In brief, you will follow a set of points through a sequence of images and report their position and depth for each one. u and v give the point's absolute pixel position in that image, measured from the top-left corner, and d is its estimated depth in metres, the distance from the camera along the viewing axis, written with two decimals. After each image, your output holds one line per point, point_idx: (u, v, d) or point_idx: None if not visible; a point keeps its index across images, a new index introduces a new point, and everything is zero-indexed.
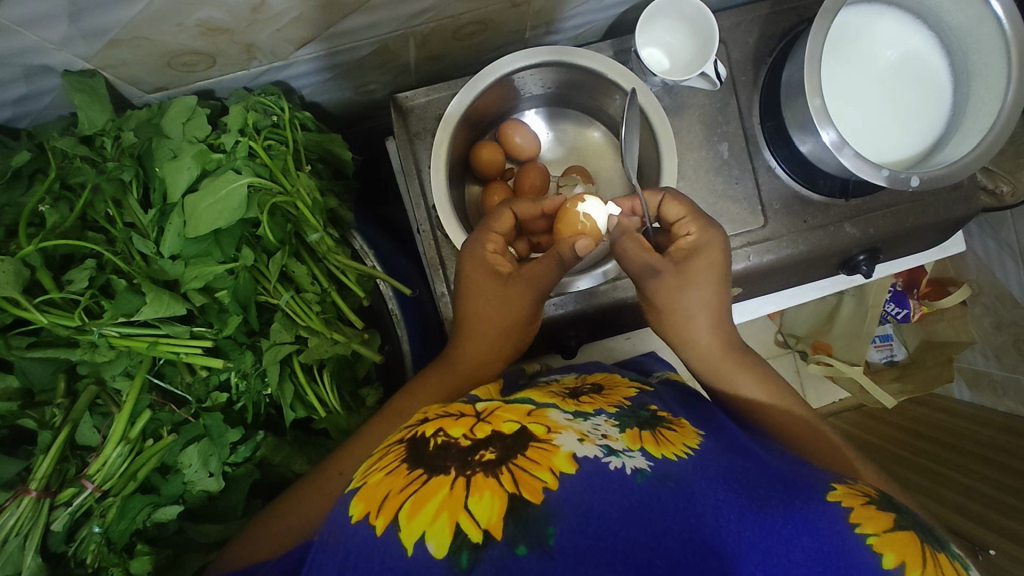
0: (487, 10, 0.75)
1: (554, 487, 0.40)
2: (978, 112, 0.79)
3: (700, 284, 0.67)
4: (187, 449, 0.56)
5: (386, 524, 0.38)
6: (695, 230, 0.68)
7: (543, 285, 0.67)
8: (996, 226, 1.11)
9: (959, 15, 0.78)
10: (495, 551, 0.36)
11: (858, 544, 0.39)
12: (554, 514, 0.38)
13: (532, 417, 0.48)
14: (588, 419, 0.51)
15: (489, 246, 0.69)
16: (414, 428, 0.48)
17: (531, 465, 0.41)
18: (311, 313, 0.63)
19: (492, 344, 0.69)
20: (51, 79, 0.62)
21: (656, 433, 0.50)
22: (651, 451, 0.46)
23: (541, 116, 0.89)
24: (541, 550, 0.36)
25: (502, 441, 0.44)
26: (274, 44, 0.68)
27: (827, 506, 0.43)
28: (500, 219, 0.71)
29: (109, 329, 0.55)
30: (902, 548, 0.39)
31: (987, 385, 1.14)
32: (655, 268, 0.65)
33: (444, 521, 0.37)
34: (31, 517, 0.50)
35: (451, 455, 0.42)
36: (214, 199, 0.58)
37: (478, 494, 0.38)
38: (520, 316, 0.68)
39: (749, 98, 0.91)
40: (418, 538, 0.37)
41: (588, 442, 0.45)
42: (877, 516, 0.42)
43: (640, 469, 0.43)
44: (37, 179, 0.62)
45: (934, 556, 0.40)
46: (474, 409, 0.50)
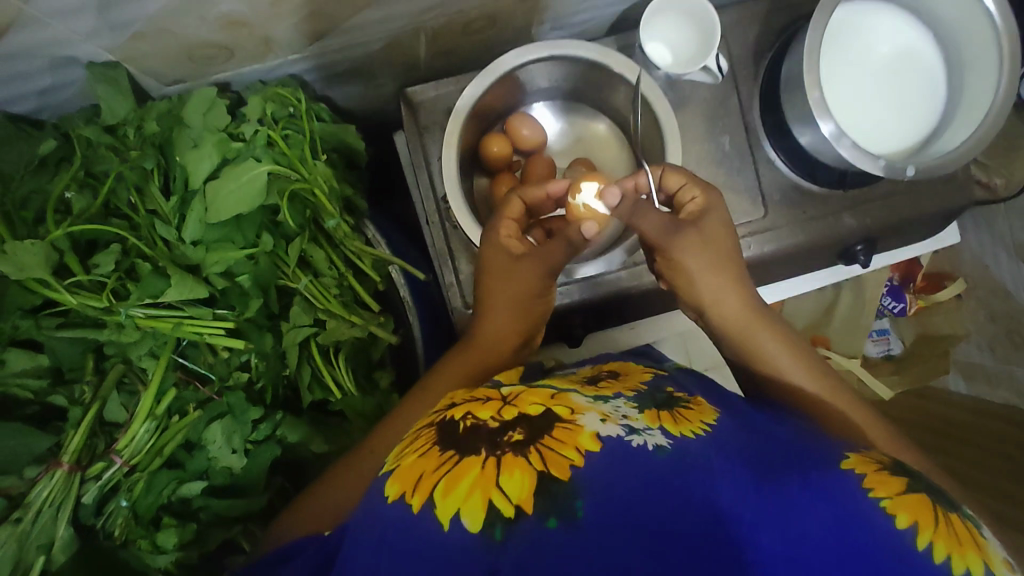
0: (495, 6, 0.77)
1: (580, 464, 0.42)
2: (972, 104, 0.81)
3: (717, 243, 0.69)
4: (212, 426, 0.58)
5: (422, 502, 0.41)
6: (699, 194, 0.70)
7: (556, 264, 0.69)
8: (990, 220, 1.17)
9: (952, 10, 0.81)
10: (526, 525, 0.38)
11: (872, 507, 0.41)
12: (581, 489, 0.40)
13: (555, 400, 0.50)
14: (608, 402, 0.53)
15: (504, 232, 0.71)
16: (444, 413, 0.51)
17: (558, 444, 0.43)
18: (329, 296, 0.66)
19: (509, 318, 0.70)
20: (75, 71, 0.64)
21: (673, 412, 0.52)
22: (669, 429, 0.48)
23: (549, 109, 0.91)
24: (570, 522, 0.39)
25: (529, 422, 0.46)
26: (291, 38, 0.70)
27: (841, 475, 0.45)
28: (511, 206, 0.74)
29: (136, 310, 0.57)
30: (915, 509, 0.41)
31: (982, 377, 1.15)
32: (677, 224, 0.67)
33: (477, 498, 0.39)
34: (63, 489, 0.52)
35: (481, 436, 0.44)
36: (236, 184, 0.60)
37: (508, 472, 0.40)
38: (533, 292, 0.69)
39: (749, 92, 0.93)
40: (453, 514, 0.39)
41: (610, 421, 0.47)
42: (889, 481, 0.44)
43: (661, 445, 0.45)
44: (62, 167, 0.63)
45: (946, 517, 0.41)
46: (500, 395, 0.53)
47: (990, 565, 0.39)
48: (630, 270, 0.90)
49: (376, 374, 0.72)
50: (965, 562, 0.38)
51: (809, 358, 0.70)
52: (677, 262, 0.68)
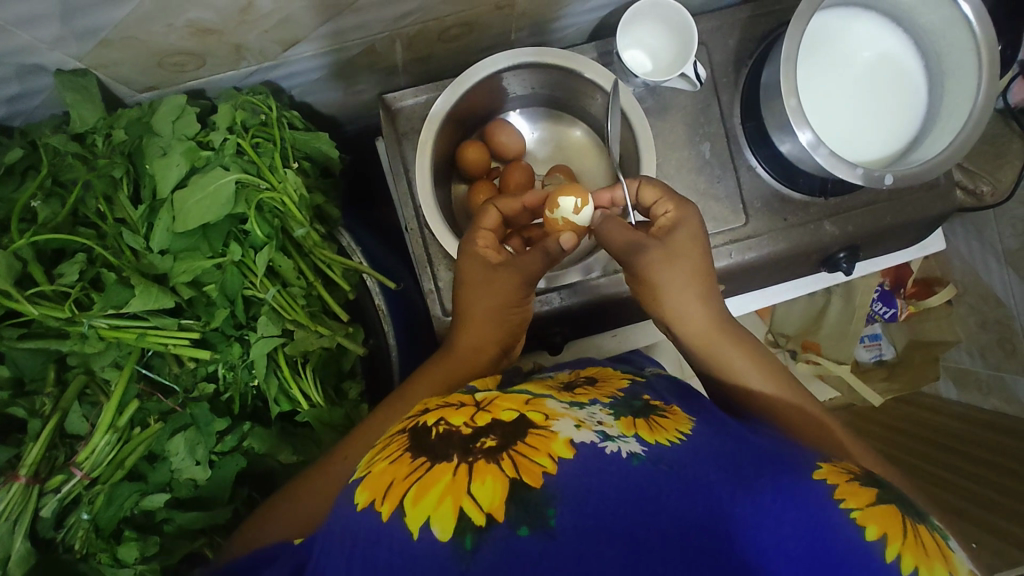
0: (470, 13, 0.77)
1: (553, 471, 0.42)
2: (952, 111, 0.81)
3: (686, 258, 0.67)
4: (174, 438, 0.57)
5: (391, 510, 0.41)
6: (672, 209, 0.70)
7: (534, 274, 0.68)
8: (979, 226, 1.13)
9: (932, 17, 0.80)
10: (498, 532, 0.38)
11: (842, 519, 0.41)
12: (555, 497, 0.40)
13: (530, 405, 0.50)
14: (584, 408, 0.53)
15: (481, 242, 0.72)
16: (416, 418, 0.50)
17: (531, 451, 0.43)
18: (297, 306, 0.65)
19: (488, 330, 0.70)
20: (43, 79, 0.64)
21: (650, 420, 0.51)
22: (645, 436, 0.48)
23: (524, 117, 0.91)
24: (542, 531, 0.38)
25: (501, 428, 0.46)
26: (263, 45, 0.69)
27: (813, 483, 0.44)
28: (487, 217, 0.75)
29: (99, 321, 0.56)
30: (884, 520, 0.40)
31: (974, 384, 1.15)
32: (638, 244, 0.67)
33: (448, 506, 0.39)
34: (20, 501, 0.51)
35: (453, 443, 0.44)
36: (202, 194, 0.60)
37: (480, 479, 0.40)
38: (510, 303, 0.69)
39: (730, 99, 0.92)
40: (423, 522, 0.39)
41: (585, 428, 0.47)
42: (860, 491, 0.43)
43: (635, 453, 0.45)
44: (29, 175, 0.63)
45: (915, 527, 0.41)
46: (474, 398, 0.52)
47: None
48: (613, 277, 0.90)
49: (346, 384, 0.72)
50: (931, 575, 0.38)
51: (776, 368, 0.69)
52: (646, 278, 0.68)
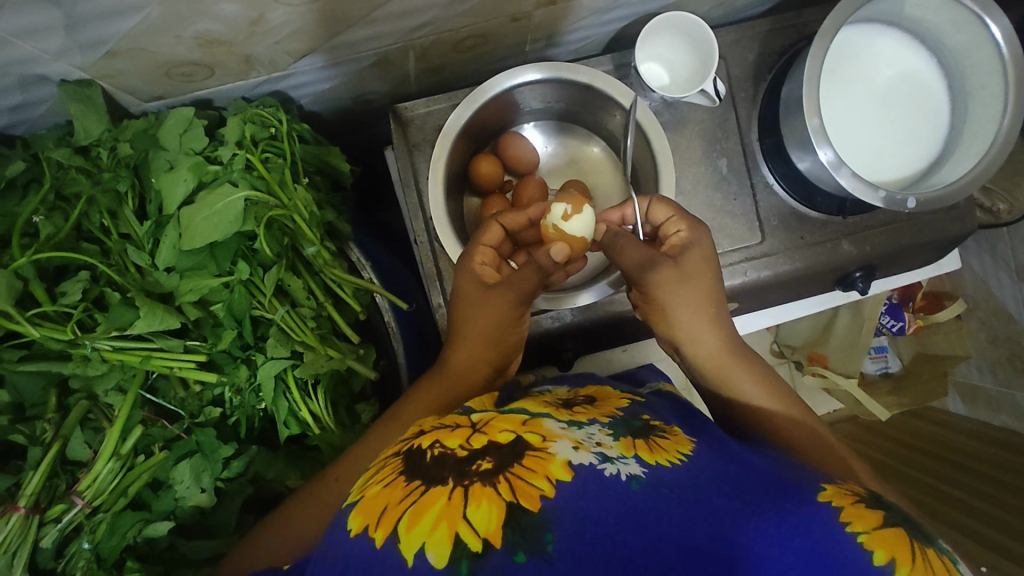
0: (486, 25, 0.75)
1: (551, 495, 0.40)
2: (975, 133, 0.79)
3: (697, 280, 0.66)
4: (179, 465, 0.56)
5: (385, 537, 0.39)
6: (685, 229, 0.68)
7: (529, 291, 0.66)
8: (992, 243, 1.12)
9: (958, 37, 0.78)
10: (495, 559, 0.37)
11: (848, 542, 0.40)
12: (552, 521, 0.39)
13: (527, 426, 0.48)
14: (582, 428, 0.51)
15: (478, 258, 0.70)
16: (411, 440, 0.48)
17: (527, 473, 0.42)
18: (306, 328, 0.63)
19: (480, 349, 0.67)
20: (47, 88, 0.62)
21: (649, 441, 0.50)
22: (645, 458, 0.47)
23: (539, 129, 0.89)
24: (540, 557, 0.37)
25: (498, 451, 0.44)
26: (273, 56, 0.68)
27: (818, 505, 0.43)
28: (489, 232, 0.72)
29: (103, 343, 0.55)
30: (892, 545, 0.39)
31: (982, 400, 1.15)
32: (653, 259, 0.65)
33: (443, 531, 0.38)
34: (19, 534, 0.49)
35: (448, 466, 0.43)
36: (209, 212, 0.58)
37: (476, 503, 0.39)
38: (505, 323, 0.67)
39: (748, 114, 0.91)
40: (417, 549, 0.37)
41: (582, 449, 0.46)
42: (866, 514, 0.42)
43: (634, 476, 0.44)
44: (31, 188, 0.61)
45: (923, 552, 0.40)
46: (470, 420, 0.51)
47: None
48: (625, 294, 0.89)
49: (358, 406, 0.71)
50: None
51: (785, 393, 0.67)
52: (656, 298, 0.66)
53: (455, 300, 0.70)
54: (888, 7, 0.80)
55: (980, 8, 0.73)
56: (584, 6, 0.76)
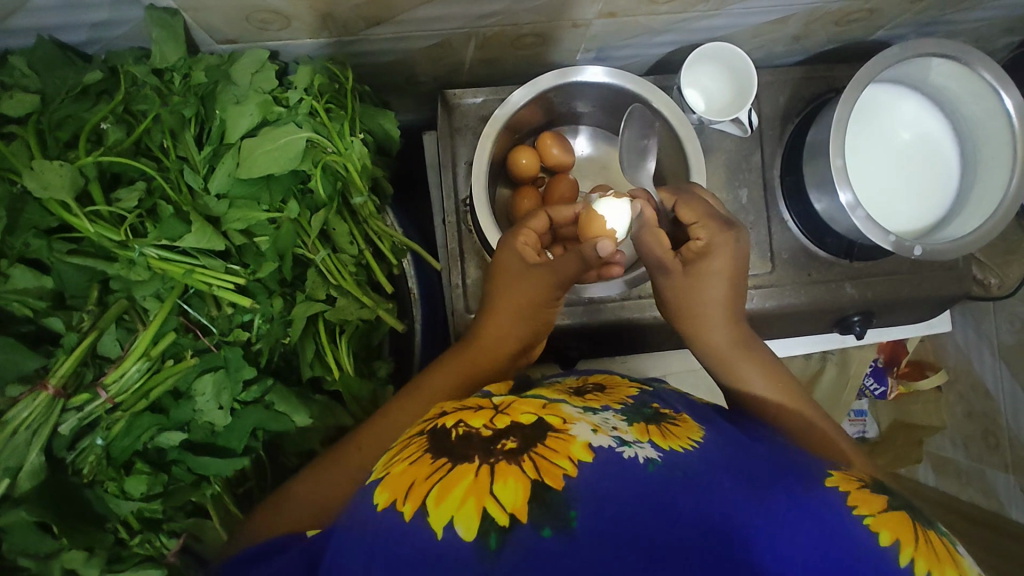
0: (548, 25, 0.79)
1: (574, 474, 0.42)
2: (981, 198, 0.85)
3: (714, 284, 0.69)
4: (203, 377, 0.57)
5: (414, 510, 0.40)
6: (705, 236, 0.70)
7: (569, 277, 0.66)
8: (977, 318, 1.17)
9: (974, 107, 0.84)
10: (521, 533, 0.38)
11: (855, 524, 0.43)
12: (575, 500, 0.40)
13: (547, 409, 0.50)
14: (598, 413, 0.53)
15: (522, 240, 0.71)
16: (434, 420, 0.49)
17: (550, 453, 0.43)
18: (344, 272, 0.67)
19: (515, 318, 0.68)
20: (134, 11, 0.62)
21: (661, 426, 0.51)
22: (658, 443, 0.48)
23: (577, 133, 0.94)
24: (564, 532, 0.38)
25: (521, 431, 0.46)
26: (350, 18, 0.70)
27: (825, 491, 0.46)
28: (535, 219, 0.75)
29: (150, 250, 0.57)
30: (895, 527, 0.42)
31: (953, 472, 1.19)
32: (664, 265, 0.70)
33: (472, 505, 0.39)
34: (42, 414, 0.51)
35: (473, 444, 0.44)
36: (271, 146, 0.61)
37: (503, 480, 0.40)
38: (542, 301, 0.68)
39: (773, 152, 0.96)
40: (447, 523, 0.39)
41: (601, 432, 0.47)
42: (871, 499, 0.45)
43: (651, 459, 0.45)
44: (102, 99, 0.63)
45: (925, 533, 0.43)
46: (491, 402, 0.52)
47: None
48: (636, 301, 0.92)
49: (375, 362, 0.73)
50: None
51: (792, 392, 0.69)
52: (664, 297, 0.72)
53: (495, 275, 0.71)
54: (914, 71, 0.86)
55: (997, 82, 0.79)
56: (640, 23, 0.82)
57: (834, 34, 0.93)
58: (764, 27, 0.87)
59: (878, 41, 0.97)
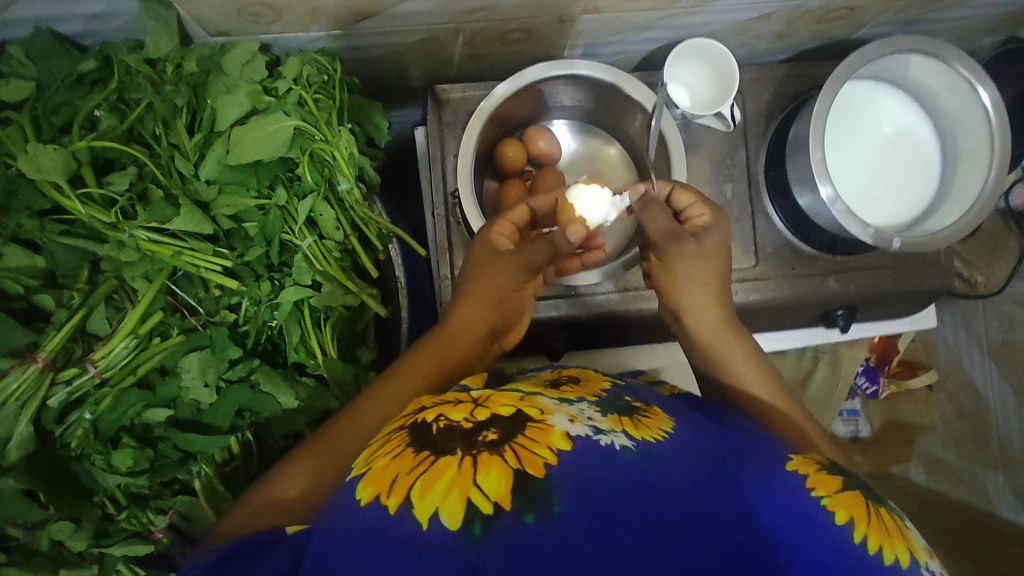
0: (533, 21, 0.81)
1: (555, 462, 0.42)
2: (960, 192, 0.86)
3: (713, 259, 0.72)
4: (188, 356, 0.59)
5: (399, 503, 0.40)
6: (708, 214, 0.74)
7: (538, 263, 0.70)
8: (967, 317, 1.18)
9: (953, 101, 0.86)
10: (506, 520, 0.38)
11: (816, 504, 0.45)
12: (557, 486, 0.40)
13: (525, 402, 0.50)
14: (574, 404, 0.54)
15: (497, 228, 0.75)
16: (413, 415, 0.49)
17: (531, 442, 0.43)
18: (330, 258, 0.69)
19: (486, 306, 0.71)
20: (128, 3, 0.64)
21: (633, 417, 0.53)
22: (632, 432, 0.49)
23: (564, 127, 0.95)
24: (549, 517, 0.39)
25: (501, 423, 0.46)
26: (338, 12, 0.72)
27: (786, 473, 0.48)
28: (517, 210, 0.77)
29: (139, 232, 0.58)
30: (850, 506, 0.45)
31: (943, 470, 1.19)
32: (677, 233, 0.72)
33: (456, 495, 0.39)
34: (32, 385, 0.53)
35: (456, 437, 0.43)
36: (260, 133, 0.62)
37: (486, 470, 0.40)
38: (509, 287, 0.71)
39: (757, 147, 0.97)
40: (432, 513, 0.38)
41: (578, 422, 0.48)
42: (828, 480, 0.48)
43: (627, 446, 0.46)
44: (96, 87, 0.65)
45: (877, 510, 0.46)
46: (470, 396, 0.52)
47: (913, 554, 0.44)
48: (622, 294, 0.93)
49: (359, 348, 0.75)
50: (894, 553, 0.43)
51: (771, 377, 0.71)
52: (671, 266, 0.73)
53: (471, 260, 0.74)
54: (894, 68, 0.88)
55: (974, 77, 0.81)
56: (625, 19, 0.83)
57: (816, 32, 0.95)
58: (748, 23, 0.89)
59: (862, 39, 0.99)
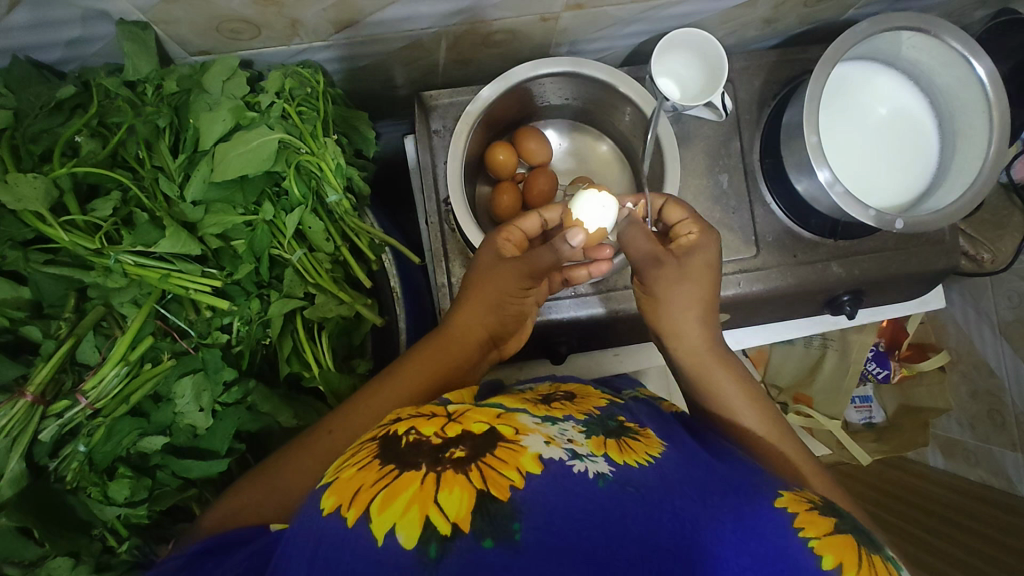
0: (517, 20, 0.80)
1: (521, 486, 0.41)
2: (961, 168, 0.84)
3: (696, 281, 0.69)
4: (182, 380, 0.58)
5: (357, 516, 0.39)
6: (696, 232, 0.72)
7: (540, 268, 0.69)
8: (977, 296, 1.15)
9: (947, 77, 0.84)
10: (462, 544, 0.38)
11: (800, 547, 0.43)
12: (520, 511, 0.40)
13: (501, 419, 0.50)
14: (556, 424, 0.53)
15: (503, 235, 0.74)
16: (387, 426, 0.48)
17: (499, 463, 0.43)
18: (322, 271, 0.68)
19: (483, 311, 0.70)
20: (105, 26, 0.63)
21: (621, 440, 0.52)
22: (614, 457, 0.48)
23: (554, 127, 0.95)
24: (507, 544, 0.38)
25: (472, 440, 0.45)
26: (318, 24, 0.71)
27: (773, 511, 0.46)
28: (527, 219, 0.76)
29: (126, 257, 0.58)
30: (840, 550, 0.43)
31: (961, 454, 1.15)
32: (657, 258, 0.68)
33: (415, 514, 0.38)
34: (22, 420, 0.52)
35: (422, 452, 0.43)
36: (243, 148, 0.61)
37: (448, 489, 0.40)
38: (510, 293, 0.70)
39: (751, 136, 0.96)
40: (388, 529, 0.38)
41: (554, 444, 0.47)
42: (819, 521, 0.46)
43: (602, 474, 0.45)
44: (77, 113, 0.64)
45: (871, 558, 0.43)
46: (446, 409, 0.51)
47: None
48: (623, 292, 0.92)
49: (354, 360, 0.74)
50: None
51: (765, 405, 0.69)
52: (651, 291, 0.70)
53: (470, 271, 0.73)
54: (885, 47, 0.87)
55: (968, 51, 0.79)
56: (609, 14, 0.82)
57: (804, 16, 0.93)
58: (733, 11, 0.88)
59: (851, 21, 0.98)
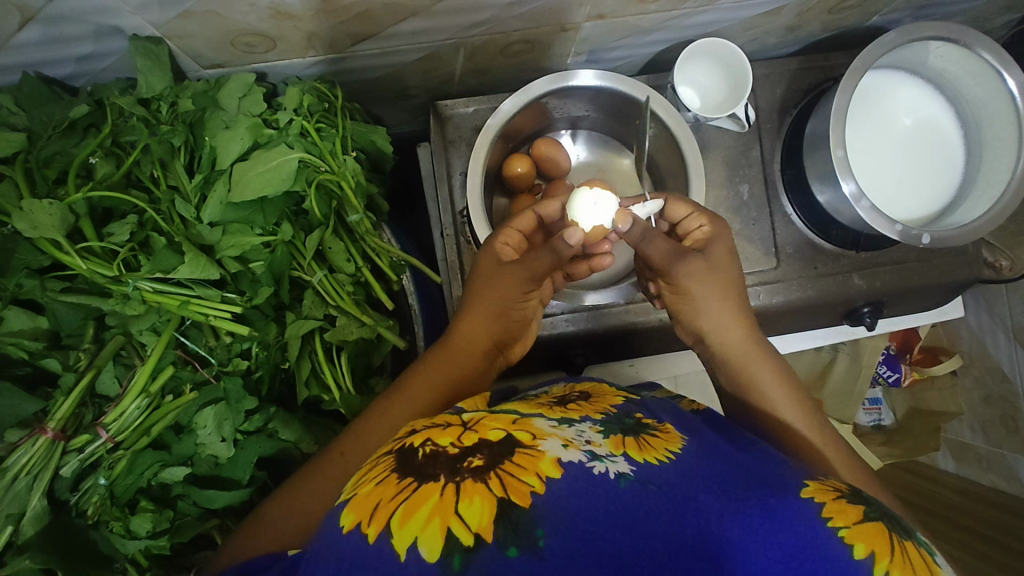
0: (536, 31, 0.78)
1: (541, 491, 0.40)
2: (989, 180, 0.83)
3: (724, 271, 0.69)
4: (204, 410, 0.58)
5: (378, 532, 0.38)
6: (707, 223, 0.70)
7: (542, 271, 0.64)
8: (990, 300, 1.11)
9: (976, 88, 0.83)
10: (486, 554, 0.36)
11: (830, 537, 0.41)
12: (543, 517, 0.38)
13: (517, 425, 0.48)
14: (572, 426, 0.50)
15: (502, 239, 0.69)
16: (403, 439, 0.46)
17: (518, 470, 0.41)
18: (343, 292, 0.67)
19: (488, 317, 0.66)
20: (118, 42, 0.61)
21: (639, 438, 0.49)
22: (633, 456, 0.46)
23: (574, 137, 0.93)
24: (531, 552, 0.36)
25: (490, 447, 0.43)
26: (335, 37, 0.68)
27: (800, 501, 0.44)
28: (522, 218, 0.70)
29: (144, 283, 0.57)
30: (871, 538, 0.41)
31: (972, 457, 1.12)
32: (683, 251, 0.66)
33: (436, 527, 0.37)
34: (43, 457, 0.52)
35: (439, 463, 0.41)
36: (264, 168, 0.60)
37: (468, 499, 0.38)
38: (513, 299, 0.66)
39: (772, 145, 0.94)
40: (410, 544, 0.36)
41: (572, 447, 0.45)
42: (847, 509, 0.44)
43: (623, 474, 0.43)
44: (90, 132, 0.62)
45: (901, 543, 0.42)
46: (461, 419, 0.49)
47: None
48: (641, 305, 0.90)
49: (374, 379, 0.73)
50: None
51: (803, 398, 0.67)
52: (681, 288, 0.68)
53: (474, 278, 0.69)
54: (912, 56, 0.85)
55: (999, 63, 0.77)
56: (630, 23, 0.80)
57: (827, 23, 0.91)
58: (756, 19, 0.86)
59: (875, 26, 0.95)
